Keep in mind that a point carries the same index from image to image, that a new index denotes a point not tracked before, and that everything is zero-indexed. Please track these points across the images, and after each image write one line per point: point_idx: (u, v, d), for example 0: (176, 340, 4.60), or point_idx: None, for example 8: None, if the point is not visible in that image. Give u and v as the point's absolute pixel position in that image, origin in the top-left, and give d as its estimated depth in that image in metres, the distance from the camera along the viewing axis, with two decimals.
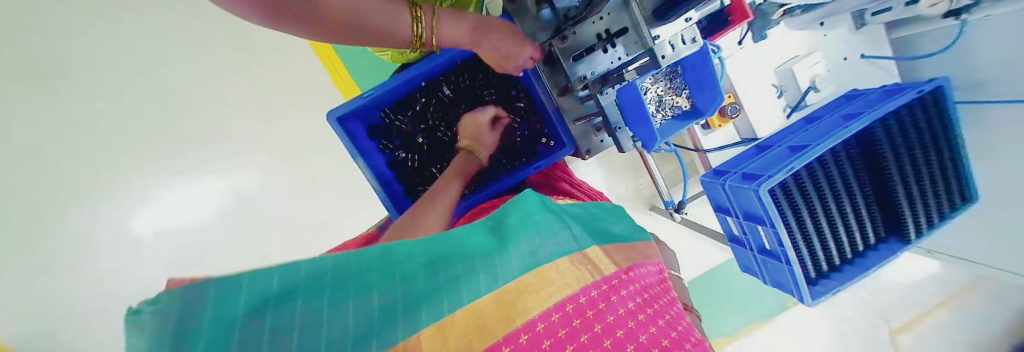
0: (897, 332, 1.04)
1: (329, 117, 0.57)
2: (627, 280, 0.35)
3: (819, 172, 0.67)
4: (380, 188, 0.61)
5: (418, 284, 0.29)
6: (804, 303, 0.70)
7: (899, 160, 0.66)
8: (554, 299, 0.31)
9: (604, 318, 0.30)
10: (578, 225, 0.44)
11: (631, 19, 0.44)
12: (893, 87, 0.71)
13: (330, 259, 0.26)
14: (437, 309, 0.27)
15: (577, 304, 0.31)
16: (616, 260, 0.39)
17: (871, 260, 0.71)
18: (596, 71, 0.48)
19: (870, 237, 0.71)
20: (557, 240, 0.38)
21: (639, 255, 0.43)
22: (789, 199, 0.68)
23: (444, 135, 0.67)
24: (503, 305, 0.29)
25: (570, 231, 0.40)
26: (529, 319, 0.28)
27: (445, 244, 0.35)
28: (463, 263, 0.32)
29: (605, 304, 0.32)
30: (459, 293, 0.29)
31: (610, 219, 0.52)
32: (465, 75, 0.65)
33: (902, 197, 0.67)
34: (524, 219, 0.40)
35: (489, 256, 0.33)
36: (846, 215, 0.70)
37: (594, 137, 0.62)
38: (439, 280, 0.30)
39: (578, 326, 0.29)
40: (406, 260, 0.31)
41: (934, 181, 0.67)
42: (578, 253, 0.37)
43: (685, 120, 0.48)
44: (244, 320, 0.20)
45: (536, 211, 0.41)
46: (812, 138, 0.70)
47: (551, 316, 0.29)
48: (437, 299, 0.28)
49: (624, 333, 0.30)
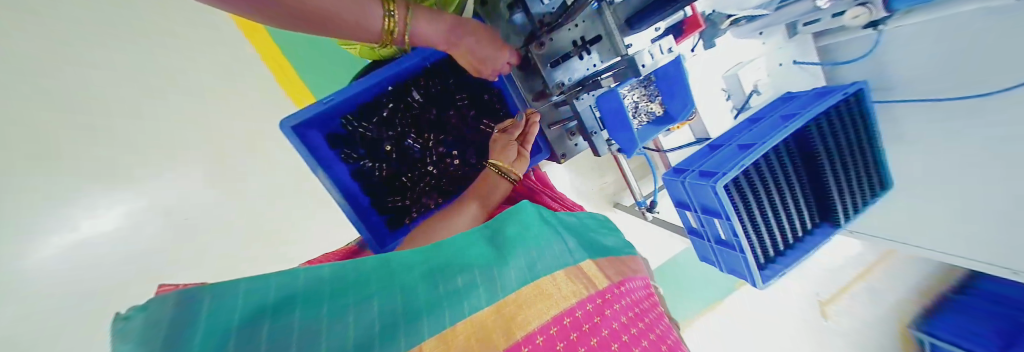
0: (825, 305, 1.22)
1: (282, 126, 0.52)
2: (619, 295, 0.37)
3: (765, 168, 0.75)
4: (344, 202, 0.57)
5: (416, 294, 0.32)
6: (755, 286, 0.78)
7: (829, 155, 0.76)
8: (552, 313, 0.32)
9: (599, 333, 0.32)
10: (573, 236, 0.46)
11: (605, 26, 0.44)
12: (821, 90, 0.82)
13: (327, 271, 0.31)
14: (437, 320, 0.29)
15: (573, 318, 0.32)
16: (610, 274, 0.40)
17: (808, 245, 0.81)
18: (573, 77, 0.48)
19: (807, 224, 0.81)
20: (555, 253, 0.40)
21: (629, 269, 0.44)
22: (742, 193, 0.74)
23: (414, 143, 0.63)
24: (504, 317, 0.31)
25: (565, 243, 0.42)
26: (528, 332, 0.30)
27: (444, 258, 0.38)
28: (462, 276, 0.34)
29: (600, 319, 0.33)
30: (458, 304, 0.30)
31: (602, 231, 0.53)
32: (435, 79, 0.61)
33: (833, 186, 0.77)
34: (522, 229, 0.42)
35: (488, 267, 0.35)
36: (788, 206, 0.78)
37: (569, 141, 0.63)
38: (437, 292, 0.32)
39: (575, 339, 0.31)
40: (404, 273, 0.34)
41: (856, 170, 0.79)
42: (572, 266, 0.39)
43: (660, 125, 0.54)
44: (241, 326, 0.24)
45: (535, 224, 0.43)
46: (757, 137, 0.77)
47: (548, 330, 0.30)
48: (437, 310, 0.30)
49: (618, 346, 0.31)
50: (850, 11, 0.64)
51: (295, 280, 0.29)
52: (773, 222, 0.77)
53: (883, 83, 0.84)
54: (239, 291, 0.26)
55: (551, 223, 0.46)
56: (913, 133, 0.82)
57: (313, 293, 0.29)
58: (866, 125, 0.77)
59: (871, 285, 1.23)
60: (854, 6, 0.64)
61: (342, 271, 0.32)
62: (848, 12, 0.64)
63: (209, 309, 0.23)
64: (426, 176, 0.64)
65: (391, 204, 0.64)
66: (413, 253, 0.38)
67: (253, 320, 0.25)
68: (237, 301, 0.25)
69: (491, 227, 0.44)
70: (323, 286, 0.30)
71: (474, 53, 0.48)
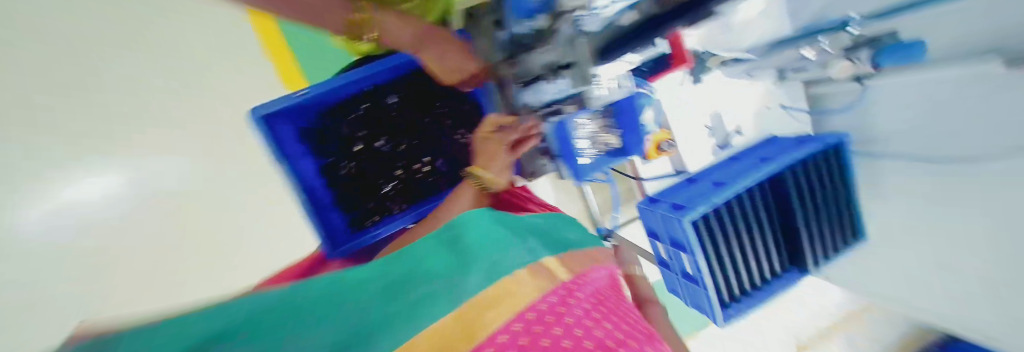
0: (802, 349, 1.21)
1: (250, 114, 0.51)
2: (581, 284, 0.33)
3: (737, 209, 0.75)
4: (304, 198, 0.56)
5: (354, 317, 0.25)
6: (716, 324, 0.77)
7: (801, 201, 0.77)
8: (520, 304, 0.27)
9: (563, 321, 0.27)
10: (534, 236, 0.42)
11: (577, 56, 0.45)
12: (803, 138, 0.83)
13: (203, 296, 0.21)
14: (387, 343, 0.23)
15: (537, 310, 0.27)
16: (571, 267, 0.37)
17: (773, 288, 0.81)
18: (543, 101, 0.47)
19: (775, 268, 0.81)
20: (518, 248, 0.35)
21: (591, 259, 0.42)
22: (710, 230, 0.74)
23: (384, 146, 0.62)
24: (477, 313, 0.27)
25: (528, 244, 0.37)
26: (491, 333, 0.25)
27: (391, 268, 0.31)
28: (424, 287, 0.29)
29: (564, 308, 0.29)
30: (416, 320, 0.25)
31: (564, 228, 0.49)
32: (415, 85, 0.61)
33: (802, 233, 0.77)
34: (484, 231, 0.36)
35: (448, 274, 0.30)
36: (757, 247, 0.78)
37: (538, 161, 0.64)
38: (384, 310, 0.26)
39: (538, 333, 0.26)
40: (335, 291, 0.26)
41: (829, 219, 0.79)
42: (535, 262, 0.34)
43: (615, 156, 0.63)
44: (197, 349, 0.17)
45: (493, 225, 0.38)
46: (732, 177, 0.78)
47: (513, 327, 0.25)
48: (386, 332, 0.24)
49: (583, 333, 0.27)
50: (838, 65, 0.67)
51: (214, 316, 0.19)
52: (740, 263, 0.77)
53: (869, 135, 0.85)
54: None
55: (512, 225, 0.41)
56: (896, 188, 0.81)
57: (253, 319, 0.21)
58: (842, 175, 0.77)
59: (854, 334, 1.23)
60: (841, 59, 0.67)
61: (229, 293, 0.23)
62: (837, 65, 0.67)
63: None
64: (395, 180, 0.64)
65: (355, 203, 0.63)
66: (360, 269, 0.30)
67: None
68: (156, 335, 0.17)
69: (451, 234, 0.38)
70: (263, 311, 0.22)
71: (442, 62, 0.49)
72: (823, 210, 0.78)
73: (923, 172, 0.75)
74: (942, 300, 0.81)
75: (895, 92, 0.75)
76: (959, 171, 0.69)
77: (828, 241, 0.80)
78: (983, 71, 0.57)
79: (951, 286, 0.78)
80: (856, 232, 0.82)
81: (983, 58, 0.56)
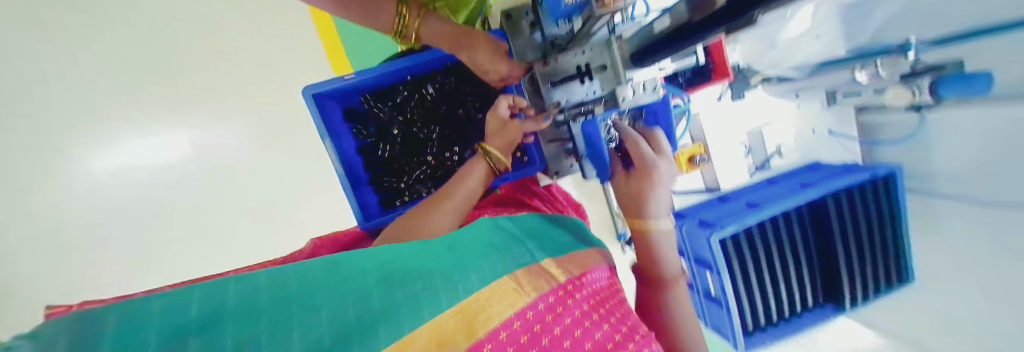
0: None
1: (303, 92, 0.57)
2: (578, 286, 0.45)
3: (769, 233, 0.73)
4: (342, 173, 0.61)
5: (375, 295, 0.31)
6: (737, 349, 0.75)
7: (844, 235, 0.73)
8: (515, 308, 0.37)
9: (559, 322, 0.38)
10: (532, 240, 0.53)
11: (610, 58, 0.45)
12: (850, 166, 0.77)
13: (263, 279, 0.27)
14: (422, 313, 0.31)
15: (536, 312, 0.38)
16: (569, 269, 0.48)
17: (804, 323, 0.78)
18: (572, 100, 0.49)
19: (809, 302, 0.77)
20: (514, 255, 0.47)
21: (592, 260, 0.54)
22: (738, 251, 0.73)
23: (419, 131, 0.66)
24: (469, 318, 0.33)
25: (524, 248, 0.50)
26: (495, 328, 0.34)
27: (398, 258, 0.38)
28: (421, 280, 0.35)
29: (561, 309, 0.40)
30: (437, 291, 0.34)
31: (564, 230, 0.62)
32: (452, 77, 0.64)
33: (843, 272, 0.73)
34: (476, 241, 0.47)
35: (450, 272, 0.38)
36: (790, 279, 0.76)
37: (564, 161, 0.64)
38: (398, 294, 0.32)
39: (539, 331, 0.36)
40: (356, 272, 0.33)
41: (873, 259, 0.73)
42: (533, 264, 0.46)
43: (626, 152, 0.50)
44: (200, 324, 0.21)
45: (489, 236, 0.49)
46: (767, 199, 0.76)
47: (526, 314, 0.37)
48: (420, 305, 0.31)
49: (582, 333, 0.38)
50: None
51: (217, 296, 0.24)
52: (769, 291, 0.74)
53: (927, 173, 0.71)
54: (158, 313, 0.20)
55: (512, 233, 0.53)
56: (945, 227, 0.72)
57: (247, 307, 0.24)
58: (893, 211, 0.70)
59: None
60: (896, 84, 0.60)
61: (281, 276, 0.29)
62: (890, 90, 0.60)
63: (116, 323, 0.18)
64: (426, 165, 0.67)
65: (387, 183, 0.67)
66: (358, 253, 0.36)
67: (208, 325, 0.21)
68: (187, 304, 0.21)
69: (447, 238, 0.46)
70: (258, 298, 0.25)
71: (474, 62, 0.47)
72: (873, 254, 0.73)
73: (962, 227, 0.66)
74: None
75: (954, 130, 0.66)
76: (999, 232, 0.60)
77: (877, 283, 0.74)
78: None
79: None
80: (904, 275, 0.72)
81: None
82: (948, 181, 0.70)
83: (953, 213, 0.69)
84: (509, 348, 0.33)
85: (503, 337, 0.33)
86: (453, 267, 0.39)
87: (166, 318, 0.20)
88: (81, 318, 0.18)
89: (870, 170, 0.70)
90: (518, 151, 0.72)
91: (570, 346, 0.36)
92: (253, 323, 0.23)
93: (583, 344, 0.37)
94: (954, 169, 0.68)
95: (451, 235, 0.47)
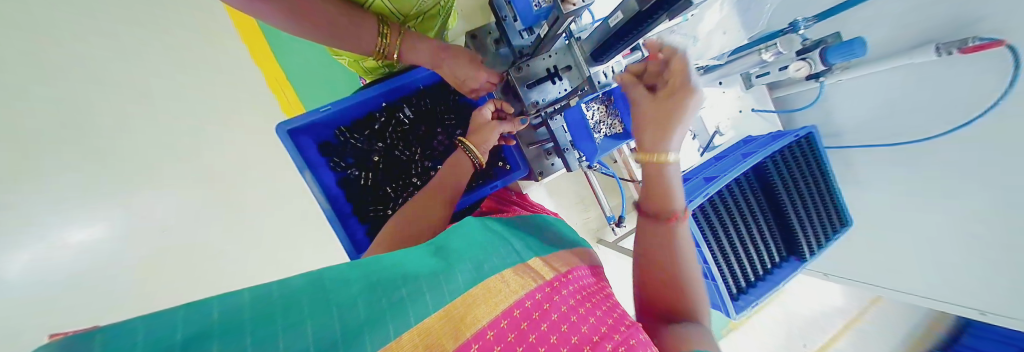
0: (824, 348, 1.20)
1: (278, 129, 0.57)
2: (565, 281, 0.45)
3: (728, 198, 0.82)
4: (326, 205, 0.60)
5: (358, 307, 0.33)
6: (730, 317, 0.80)
7: (787, 191, 0.84)
8: (501, 307, 0.37)
9: (548, 317, 0.38)
10: (518, 240, 0.55)
11: (573, 58, 0.52)
12: (775, 133, 0.91)
13: (247, 297, 0.29)
14: (405, 321, 0.32)
15: (523, 309, 0.38)
16: (556, 267, 0.49)
17: (777, 278, 0.86)
18: (548, 98, 0.55)
19: (775, 258, 0.86)
20: (501, 255, 0.48)
21: (580, 259, 0.56)
22: (708, 220, 0.80)
23: (401, 154, 0.69)
24: (455, 320, 0.35)
25: (512, 247, 0.51)
26: (478, 330, 0.34)
27: (383, 273, 0.40)
28: (406, 287, 0.37)
29: (549, 304, 0.40)
30: (421, 297, 0.36)
31: (555, 229, 0.65)
32: (426, 99, 0.69)
33: (794, 222, 0.84)
34: (464, 245, 0.49)
35: (435, 276, 0.40)
36: (756, 239, 0.84)
37: (546, 160, 0.70)
38: (382, 304, 0.34)
39: (526, 327, 0.36)
40: (339, 289, 0.35)
41: (816, 206, 0.84)
42: (522, 264, 0.47)
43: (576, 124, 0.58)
44: (187, 341, 0.23)
45: (475, 237, 0.52)
46: (719, 171, 0.85)
47: (512, 312, 0.37)
48: (404, 313, 0.33)
49: (568, 326, 0.37)
50: (794, 64, 0.75)
51: (207, 311, 0.26)
52: (740, 253, 0.82)
53: (836, 130, 0.93)
54: (141, 332, 0.22)
55: (497, 233, 0.56)
56: (865, 168, 0.89)
57: (233, 324, 0.26)
58: (818, 162, 0.84)
59: (872, 327, 1.21)
60: (796, 60, 0.75)
61: (265, 296, 0.31)
62: (792, 65, 0.75)
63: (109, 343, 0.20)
64: (412, 186, 0.68)
65: (372, 212, 0.66)
66: (344, 270, 0.39)
67: (195, 340, 0.23)
68: (174, 321, 0.23)
69: (434, 247, 0.48)
70: (243, 314, 0.27)
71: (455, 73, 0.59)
72: (817, 204, 0.85)
73: (894, 152, 0.80)
74: (905, 274, 0.87)
75: (854, 88, 0.85)
76: (927, 152, 0.75)
77: (829, 229, 0.86)
78: (924, 58, 0.65)
79: (920, 259, 0.82)
80: (844, 221, 0.86)
81: (921, 48, 0.64)
82: (858, 130, 0.88)
83: (866, 156, 0.87)
84: (497, 346, 0.33)
85: (489, 337, 0.34)
86: (438, 271, 0.41)
87: (156, 335, 0.22)
88: (79, 334, 0.19)
89: (794, 132, 0.84)
90: (498, 159, 0.76)
91: (558, 341, 0.35)
92: (237, 337, 0.25)
93: (571, 338, 0.36)
94: (862, 121, 0.86)
95: (439, 245, 0.49)
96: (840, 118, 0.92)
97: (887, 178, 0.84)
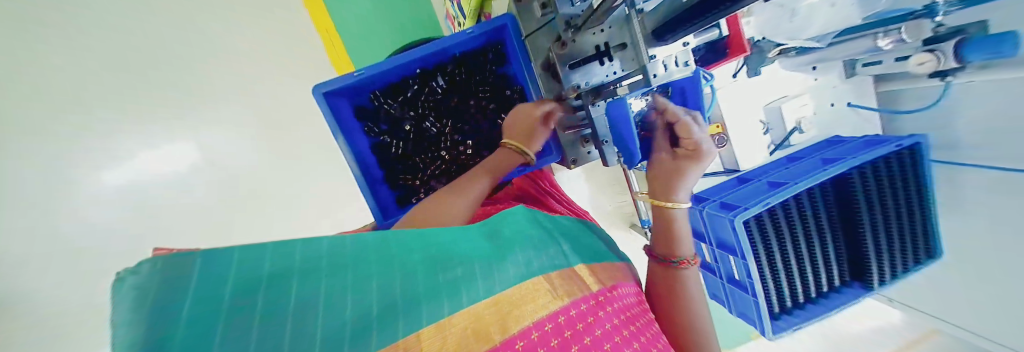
0: None
1: (315, 91, 0.57)
2: (611, 298, 0.42)
3: (794, 209, 0.70)
4: (357, 170, 0.61)
5: (418, 277, 0.33)
6: (765, 336, 0.72)
7: (871, 208, 0.70)
8: (548, 309, 0.35)
9: (592, 331, 0.35)
10: (567, 242, 0.52)
11: (631, 35, 0.45)
12: (873, 138, 0.74)
13: (325, 244, 0.32)
14: (457, 301, 0.32)
15: (568, 317, 0.35)
16: (602, 280, 0.46)
17: (833, 302, 0.75)
18: (592, 82, 0.50)
19: (836, 280, 0.75)
20: (550, 254, 0.46)
21: (620, 275, 0.51)
22: (763, 233, 0.70)
23: (432, 126, 0.67)
24: (502, 310, 0.33)
25: (560, 248, 0.49)
26: (523, 328, 0.32)
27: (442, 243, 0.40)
28: (462, 267, 0.36)
29: (593, 318, 0.37)
30: (475, 282, 0.35)
31: (595, 238, 0.60)
32: (462, 69, 0.65)
33: (871, 246, 0.71)
34: (518, 233, 0.47)
35: (488, 261, 0.39)
36: (818, 260, 0.73)
37: (583, 148, 0.64)
38: (438, 279, 0.34)
39: (569, 337, 0.33)
40: (405, 253, 0.36)
41: (900, 233, 0.71)
42: (566, 269, 0.44)
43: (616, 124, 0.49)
44: (270, 280, 0.27)
45: (528, 227, 0.50)
46: (791, 176, 0.72)
47: (558, 318, 0.34)
48: (457, 294, 0.33)
49: (611, 344, 0.34)
50: (916, 56, 0.57)
51: (291, 255, 0.29)
52: (796, 270, 0.72)
53: (949, 138, 0.73)
54: (234, 266, 0.26)
55: (546, 229, 0.53)
56: (974, 196, 0.70)
57: (308, 269, 0.29)
58: (921, 179, 0.67)
59: None
60: (920, 51, 0.58)
61: (342, 245, 0.33)
62: (913, 57, 0.58)
63: (209, 269, 0.25)
64: (440, 160, 0.67)
65: (402, 181, 0.67)
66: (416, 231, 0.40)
67: (275, 282, 0.27)
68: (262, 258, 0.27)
69: (488, 227, 0.47)
70: (320, 260, 0.30)
71: None
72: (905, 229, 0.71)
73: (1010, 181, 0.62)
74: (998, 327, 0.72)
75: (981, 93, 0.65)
76: None
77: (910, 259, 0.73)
78: None
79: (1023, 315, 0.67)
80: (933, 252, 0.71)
81: None
82: (976, 143, 0.68)
83: (977, 179, 0.69)
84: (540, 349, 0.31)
85: (533, 337, 0.32)
86: (490, 256, 0.40)
87: (244, 270, 0.26)
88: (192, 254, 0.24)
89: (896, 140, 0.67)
90: None
91: None
92: (311, 286, 0.28)
93: None
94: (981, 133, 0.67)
95: (496, 225, 0.48)
96: (957, 126, 0.71)
97: (990, 210, 0.67)
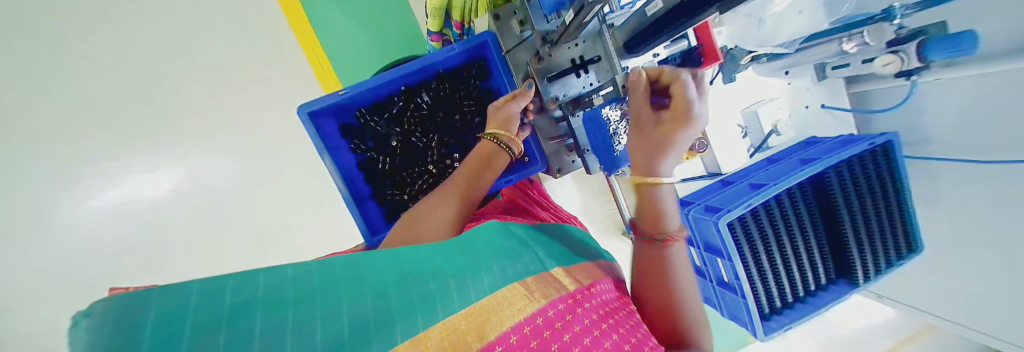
0: None
1: (300, 111, 0.57)
2: (589, 295, 0.42)
3: (775, 210, 0.72)
4: (344, 187, 0.61)
5: (390, 296, 0.33)
6: (756, 336, 0.73)
7: (849, 205, 0.72)
8: (525, 312, 0.35)
9: (570, 328, 0.35)
10: (543, 248, 0.53)
11: (604, 48, 0.48)
12: (847, 137, 0.77)
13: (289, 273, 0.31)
14: (432, 315, 0.32)
15: (546, 317, 0.36)
16: (580, 280, 0.46)
17: (819, 301, 0.76)
18: (570, 92, 0.52)
19: (821, 278, 0.77)
20: (525, 262, 0.47)
21: (601, 272, 0.51)
22: (746, 233, 0.72)
23: (418, 141, 0.68)
24: (479, 320, 0.33)
25: (536, 255, 0.49)
26: (501, 334, 0.32)
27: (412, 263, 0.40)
28: (434, 282, 0.37)
29: (571, 316, 0.37)
30: (449, 294, 0.35)
31: (575, 243, 0.61)
32: (445, 84, 0.66)
33: (852, 242, 0.72)
34: (491, 245, 0.48)
35: (462, 275, 0.39)
36: (802, 258, 0.75)
37: (566, 157, 0.66)
38: (411, 296, 0.34)
39: (549, 336, 0.34)
40: (374, 275, 0.36)
41: (880, 228, 0.73)
42: (544, 273, 0.45)
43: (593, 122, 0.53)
44: (234, 312, 0.25)
45: (500, 240, 0.51)
46: (770, 177, 0.74)
47: (535, 320, 0.35)
48: (431, 309, 0.33)
49: (591, 340, 0.35)
50: (881, 58, 0.61)
51: (254, 285, 0.28)
52: (781, 270, 0.74)
53: (921, 137, 0.77)
54: (194, 297, 0.24)
55: (522, 240, 0.54)
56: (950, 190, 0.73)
57: (274, 297, 0.28)
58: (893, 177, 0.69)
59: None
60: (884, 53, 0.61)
61: (304, 275, 0.32)
62: (879, 59, 0.61)
63: (167, 303, 0.23)
64: (427, 174, 0.67)
65: (389, 197, 0.67)
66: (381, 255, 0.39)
67: (242, 311, 0.25)
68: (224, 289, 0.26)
69: (459, 242, 0.47)
70: (285, 288, 0.29)
71: None
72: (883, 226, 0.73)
73: (981, 173, 0.65)
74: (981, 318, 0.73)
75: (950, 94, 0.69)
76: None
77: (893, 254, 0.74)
78: None
79: (1003, 305, 0.69)
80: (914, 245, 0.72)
81: None
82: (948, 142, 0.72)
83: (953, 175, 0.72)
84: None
85: (512, 341, 0.32)
86: (464, 269, 0.41)
87: (206, 301, 0.24)
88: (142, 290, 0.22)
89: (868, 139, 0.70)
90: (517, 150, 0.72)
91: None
92: (281, 310, 0.27)
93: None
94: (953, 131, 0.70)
95: (469, 240, 0.48)
96: (927, 125, 0.75)
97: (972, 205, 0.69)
